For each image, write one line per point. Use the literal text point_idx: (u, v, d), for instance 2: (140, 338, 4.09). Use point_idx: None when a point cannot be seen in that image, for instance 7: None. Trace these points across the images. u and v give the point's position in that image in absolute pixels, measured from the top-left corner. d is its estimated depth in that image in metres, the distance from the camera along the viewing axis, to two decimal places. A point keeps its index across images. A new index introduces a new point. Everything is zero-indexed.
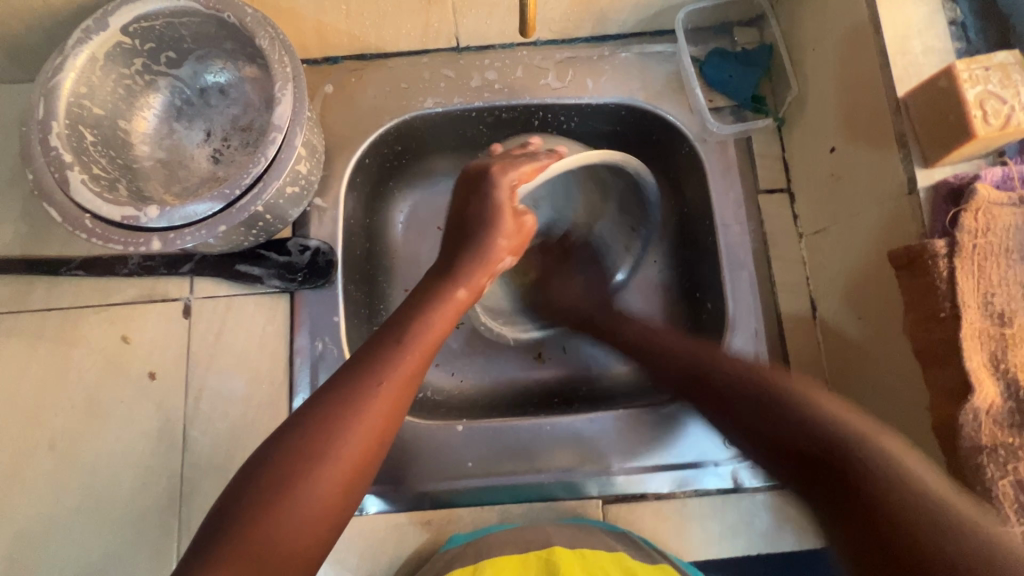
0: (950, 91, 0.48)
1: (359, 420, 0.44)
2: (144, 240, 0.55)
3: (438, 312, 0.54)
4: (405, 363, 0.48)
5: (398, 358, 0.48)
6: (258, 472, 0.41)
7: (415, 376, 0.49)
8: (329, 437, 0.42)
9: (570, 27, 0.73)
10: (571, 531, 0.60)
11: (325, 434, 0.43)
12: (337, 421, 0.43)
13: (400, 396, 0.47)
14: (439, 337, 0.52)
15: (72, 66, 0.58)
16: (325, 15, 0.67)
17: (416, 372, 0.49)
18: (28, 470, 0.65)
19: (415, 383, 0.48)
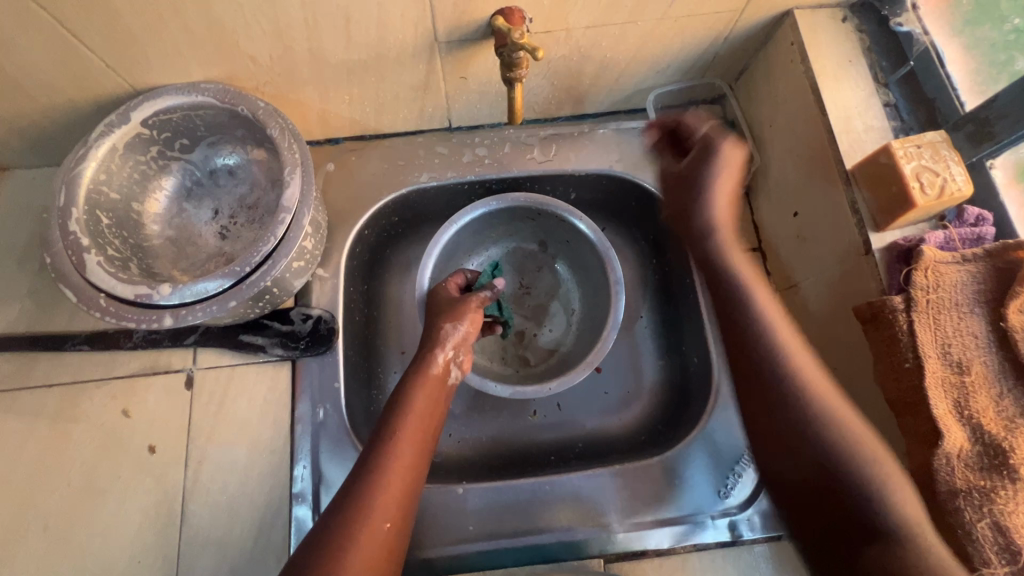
0: (889, 166, 0.55)
1: (370, 517, 0.50)
2: (157, 317, 0.58)
3: (422, 384, 0.61)
4: (403, 442, 0.56)
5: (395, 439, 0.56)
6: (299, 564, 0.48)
7: (417, 451, 0.56)
8: (347, 537, 0.49)
9: (551, 109, 0.80)
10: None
11: (343, 537, 0.49)
12: (352, 522, 0.50)
13: (410, 472, 0.55)
14: (430, 408, 0.60)
15: (93, 157, 0.63)
16: (329, 104, 0.72)
17: (417, 447, 0.57)
18: (19, 553, 0.64)
19: (418, 455, 0.56)
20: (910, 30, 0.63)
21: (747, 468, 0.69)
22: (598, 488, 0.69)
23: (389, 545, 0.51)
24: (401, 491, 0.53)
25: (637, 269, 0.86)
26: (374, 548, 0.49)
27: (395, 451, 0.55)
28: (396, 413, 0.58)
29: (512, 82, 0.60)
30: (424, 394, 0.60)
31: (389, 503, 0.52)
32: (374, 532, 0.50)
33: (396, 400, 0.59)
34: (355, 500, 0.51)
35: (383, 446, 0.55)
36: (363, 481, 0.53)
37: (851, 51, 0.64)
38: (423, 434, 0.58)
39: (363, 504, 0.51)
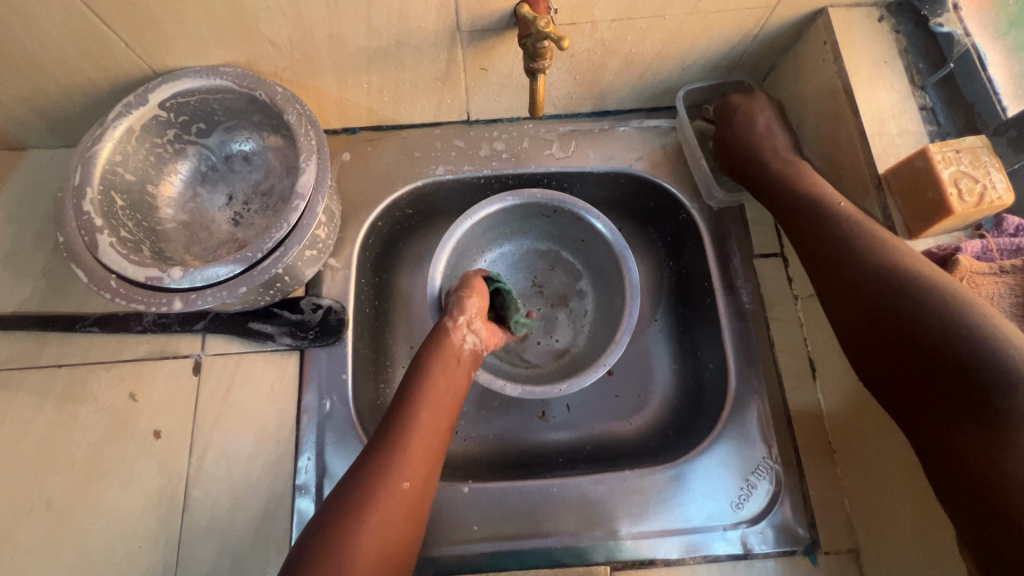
0: (925, 170, 0.52)
1: (387, 487, 0.51)
2: (166, 300, 0.57)
3: (443, 353, 0.61)
4: (426, 409, 0.57)
5: (419, 405, 0.57)
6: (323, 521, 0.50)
7: (439, 419, 0.57)
8: (367, 500, 0.50)
9: (572, 104, 0.78)
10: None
11: (366, 499, 0.50)
12: (372, 483, 0.51)
13: (432, 439, 0.56)
14: (451, 376, 0.60)
15: (110, 137, 0.62)
16: (347, 92, 0.72)
17: (439, 414, 0.58)
18: (21, 533, 0.64)
19: (440, 423, 0.57)
20: (951, 30, 0.60)
21: (761, 478, 0.67)
22: (607, 492, 0.67)
23: (409, 505, 0.52)
24: (424, 457, 0.55)
25: (653, 271, 0.84)
26: (393, 508, 0.51)
27: (417, 418, 0.56)
28: (418, 376, 0.59)
29: (534, 73, 0.58)
30: (440, 360, 0.60)
31: (408, 464, 0.53)
32: (393, 493, 0.51)
33: (414, 369, 0.60)
34: (376, 462, 0.53)
35: (404, 409, 0.56)
36: (383, 443, 0.54)
37: (887, 52, 0.62)
38: (445, 395, 0.58)
39: (382, 466, 0.52)
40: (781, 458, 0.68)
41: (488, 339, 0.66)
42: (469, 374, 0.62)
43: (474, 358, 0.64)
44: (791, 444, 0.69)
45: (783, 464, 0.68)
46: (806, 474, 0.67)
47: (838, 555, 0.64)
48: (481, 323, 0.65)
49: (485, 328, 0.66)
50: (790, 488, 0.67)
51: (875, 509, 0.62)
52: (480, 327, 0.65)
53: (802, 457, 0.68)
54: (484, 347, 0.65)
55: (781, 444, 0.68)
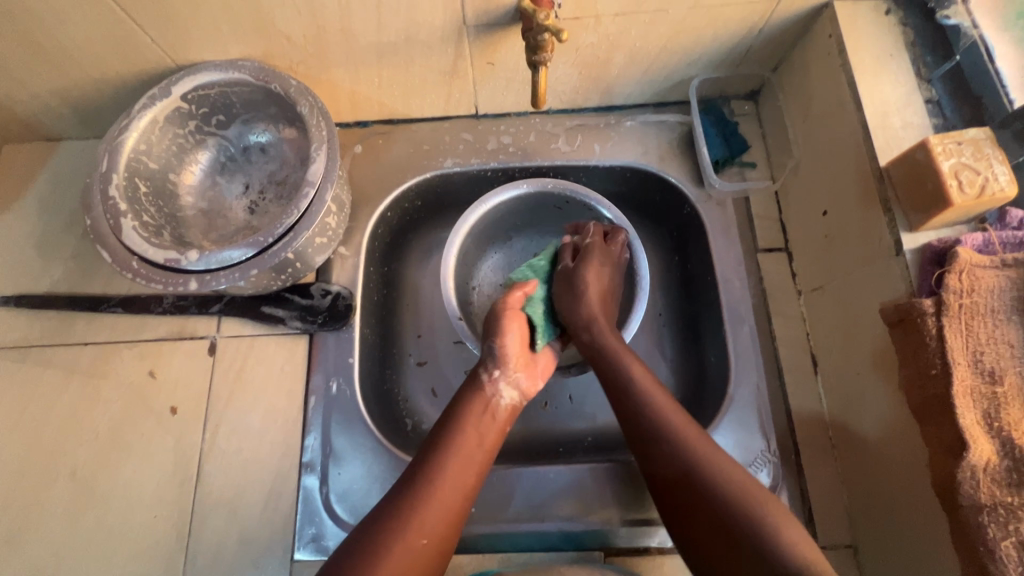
0: (926, 162, 0.52)
1: (405, 540, 0.50)
2: (183, 281, 0.61)
3: (476, 410, 0.60)
4: (451, 464, 0.56)
5: (444, 460, 0.56)
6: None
7: (466, 473, 0.56)
8: (380, 556, 0.49)
9: (578, 99, 0.80)
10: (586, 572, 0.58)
11: (380, 552, 0.49)
12: (388, 541, 0.50)
13: (456, 497, 0.55)
14: (483, 433, 0.59)
15: (135, 127, 0.66)
16: (359, 86, 0.74)
17: (466, 468, 0.56)
18: (46, 500, 0.68)
19: (467, 477, 0.56)
20: (958, 23, 0.60)
21: (760, 471, 0.67)
22: (602, 482, 0.68)
23: (426, 561, 0.51)
24: (446, 513, 0.53)
25: (658, 264, 0.84)
26: (408, 563, 0.50)
27: (443, 472, 0.55)
28: (450, 432, 0.58)
29: (537, 65, 0.59)
30: (477, 419, 0.59)
31: (428, 519, 0.52)
32: (410, 549, 0.50)
33: (449, 423, 0.59)
34: (398, 514, 0.52)
35: (432, 461, 0.56)
36: (402, 499, 0.53)
37: (893, 45, 0.62)
38: (476, 451, 0.58)
39: (403, 520, 0.51)
40: (779, 452, 0.68)
41: (529, 386, 0.64)
42: (506, 429, 0.61)
43: (513, 411, 0.62)
44: (790, 437, 0.69)
45: (781, 458, 0.68)
46: (803, 468, 0.67)
47: (834, 549, 0.64)
48: (519, 372, 0.62)
49: (525, 376, 0.63)
50: (788, 481, 0.67)
51: (872, 505, 0.61)
52: (517, 379, 0.62)
53: (801, 451, 0.68)
54: (524, 396, 0.63)
55: (780, 437, 0.69)
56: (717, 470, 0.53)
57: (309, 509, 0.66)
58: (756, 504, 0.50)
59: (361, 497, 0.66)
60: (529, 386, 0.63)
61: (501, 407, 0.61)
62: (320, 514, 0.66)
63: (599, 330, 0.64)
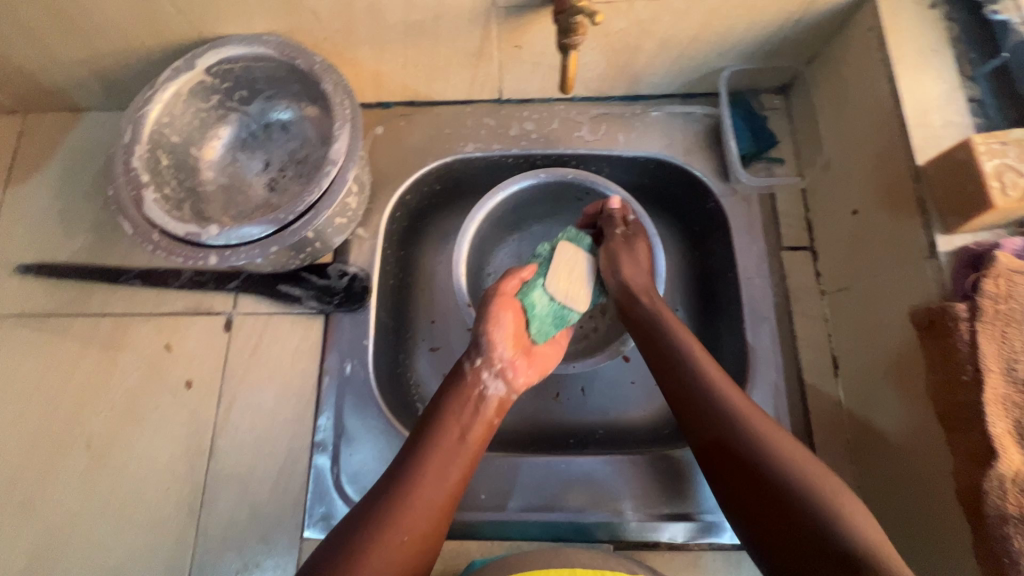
0: (967, 162, 0.50)
1: (386, 536, 0.50)
2: (202, 255, 0.61)
3: (457, 404, 0.60)
4: (433, 461, 0.55)
5: (424, 458, 0.55)
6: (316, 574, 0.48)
7: (449, 469, 0.55)
8: (361, 554, 0.49)
9: (604, 87, 0.78)
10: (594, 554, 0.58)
11: (361, 550, 0.49)
12: (367, 538, 0.50)
13: (438, 493, 0.54)
14: (465, 428, 0.58)
15: (159, 99, 0.66)
16: (383, 66, 0.73)
17: (448, 464, 0.56)
18: (62, 467, 0.69)
19: (450, 474, 0.55)
20: (1007, 18, 0.58)
21: None
22: (614, 473, 0.67)
23: (409, 560, 0.50)
24: (430, 508, 0.53)
25: (678, 258, 0.83)
26: (391, 561, 0.49)
27: (424, 469, 0.54)
28: (431, 427, 0.58)
29: (566, 49, 0.58)
30: (457, 413, 0.59)
31: (411, 516, 0.52)
32: (391, 546, 0.50)
33: (429, 419, 0.59)
34: (381, 510, 0.51)
35: (415, 456, 0.55)
36: (381, 497, 0.53)
37: (936, 40, 0.59)
38: (460, 447, 0.57)
39: (383, 515, 0.51)
40: None
41: (517, 379, 0.64)
42: (493, 422, 0.61)
43: (501, 405, 0.63)
44: (807, 439, 0.68)
45: None
46: None
47: None
48: (507, 360, 0.63)
49: (512, 367, 0.64)
50: None
51: (890, 511, 0.60)
52: (501, 368, 0.63)
53: (817, 453, 0.67)
54: (509, 389, 0.63)
55: (796, 437, 0.68)
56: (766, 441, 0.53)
57: (319, 488, 0.67)
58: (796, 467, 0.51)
59: (372, 479, 0.67)
60: (517, 378, 0.64)
61: (487, 398, 0.61)
62: (331, 494, 0.66)
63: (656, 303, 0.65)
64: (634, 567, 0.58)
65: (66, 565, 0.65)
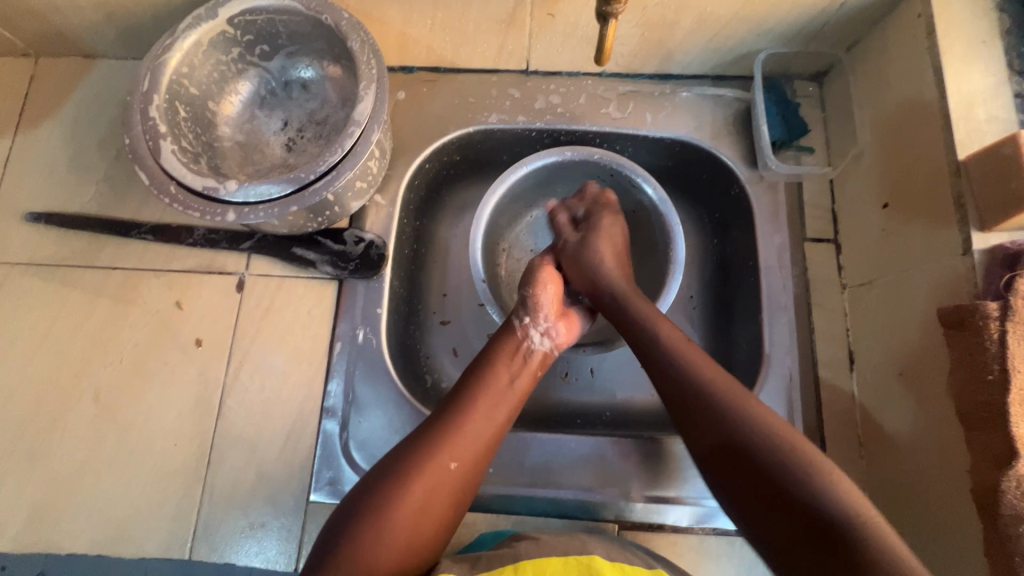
0: (1014, 158, 0.48)
1: (435, 459, 0.51)
2: (220, 211, 0.59)
3: (508, 348, 0.60)
4: (484, 394, 0.56)
5: (477, 393, 0.56)
6: (363, 491, 0.50)
7: (499, 406, 0.56)
8: (409, 475, 0.50)
9: (635, 63, 0.76)
10: (608, 545, 0.56)
11: (411, 472, 0.51)
12: (417, 463, 0.51)
13: (487, 427, 0.55)
14: (515, 369, 0.59)
15: (179, 47, 0.64)
16: (410, 26, 0.71)
17: (498, 400, 0.56)
18: (69, 418, 0.68)
19: (499, 410, 0.56)
20: None
21: None
22: (622, 456, 0.67)
23: (455, 486, 0.52)
24: (478, 440, 0.54)
25: (697, 244, 0.81)
26: (436, 484, 0.51)
27: (475, 404, 0.55)
28: (484, 365, 0.59)
29: (606, 17, 0.56)
30: (508, 353, 0.60)
31: (460, 443, 0.53)
32: (440, 469, 0.51)
33: (484, 354, 0.60)
34: (432, 434, 0.53)
35: (467, 390, 0.57)
36: (434, 424, 0.54)
37: (987, 31, 0.57)
38: (509, 388, 0.58)
39: (433, 441, 0.53)
40: None
41: (562, 340, 0.64)
42: (537, 375, 0.61)
43: (546, 360, 0.62)
44: (817, 431, 0.68)
45: None
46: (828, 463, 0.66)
47: None
48: (551, 321, 0.64)
49: (557, 327, 0.64)
50: None
51: (897, 506, 0.61)
52: (548, 327, 0.63)
53: (827, 446, 0.67)
54: (555, 349, 0.63)
55: (806, 429, 0.67)
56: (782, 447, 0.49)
57: (327, 453, 0.67)
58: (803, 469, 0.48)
59: (381, 447, 0.66)
60: (562, 339, 0.64)
61: (534, 351, 0.61)
62: (338, 459, 0.66)
63: (625, 295, 0.64)
64: (643, 553, 0.56)
65: (72, 515, 0.65)
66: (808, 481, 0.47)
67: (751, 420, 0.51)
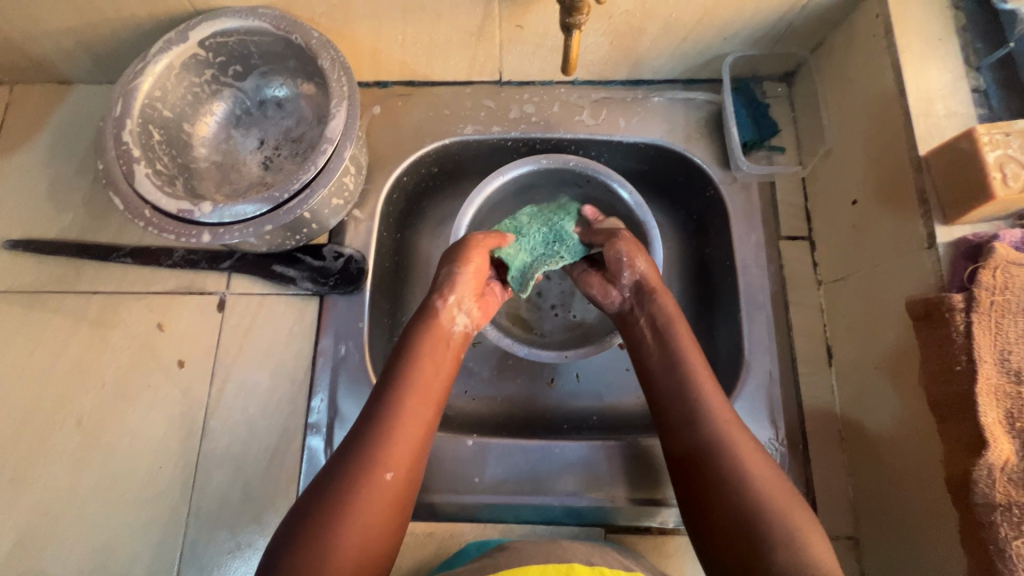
0: (971, 152, 0.49)
1: (370, 475, 0.51)
2: (195, 233, 0.59)
3: (426, 349, 0.59)
4: (407, 398, 0.55)
5: (399, 397, 0.55)
6: (298, 522, 0.49)
7: (425, 407, 0.56)
8: (346, 495, 0.49)
9: (606, 71, 0.77)
10: (587, 549, 0.56)
11: (347, 493, 0.50)
12: (353, 479, 0.50)
13: (416, 429, 0.54)
14: (436, 367, 0.58)
15: (150, 72, 0.64)
16: (382, 43, 0.72)
17: (423, 403, 0.56)
18: (52, 445, 0.68)
19: (426, 412, 0.56)
20: (1015, 8, 0.57)
21: None
22: (606, 460, 0.68)
23: (393, 496, 0.51)
24: (410, 444, 0.54)
25: (675, 246, 0.82)
26: (377, 497, 0.50)
27: (400, 411, 0.54)
28: (404, 366, 0.57)
29: (570, 28, 0.57)
30: (427, 351, 0.59)
31: (392, 452, 0.52)
32: (375, 484, 0.50)
33: (401, 352, 0.59)
34: (359, 450, 0.52)
35: (388, 398, 0.55)
36: (360, 436, 0.53)
37: (943, 29, 0.59)
38: (433, 385, 0.57)
39: (363, 456, 0.51)
40: (786, 440, 0.67)
41: (479, 317, 0.64)
42: (460, 356, 0.62)
43: (465, 340, 0.63)
44: (799, 427, 0.68)
45: (788, 446, 0.67)
46: (811, 458, 0.67)
47: (835, 539, 0.64)
48: (472, 300, 0.63)
49: (476, 306, 0.64)
50: (794, 469, 0.67)
51: (877, 499, 0.61)
52: (470, 307, 0.63)
53: (809, 441, 0.68)
54: (473, 325, 0.64)
55: (788, 426, 0.68)
56: (739, 460, 0.52)
57: (313, 470, 0.67)
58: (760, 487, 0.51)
59: None
60: (479, 315, 0.64)
61: (454, 332, 0.62)
62: None
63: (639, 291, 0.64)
64: (624, 555, 0.57)
65: (57, 543, 0.65)
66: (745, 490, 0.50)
67: (728, 442, 0.54)
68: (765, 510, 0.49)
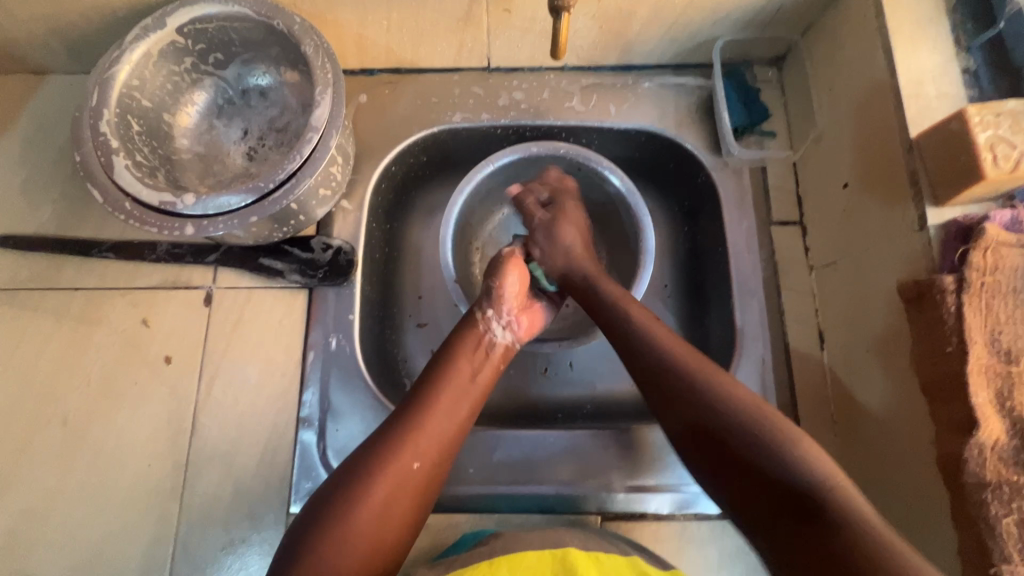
0: (962, 133, 0.49)
1: (398, 460, 0.51)
2: (179, 226, 0.58)
3: (467, 351, 0.60)
4: (441, 396, 0.56)
5: (435, 393, 0.56)
6: (324, 496, 0.50)
7: (459, 407, 0.56)
8: (371, 477, 0.50)
9: (596, 56, 0.76)
10: (585, 537, 0.56)
11: (372, 475, 0.50)
12: (380, 463, 0.51)
13: (447, 426, 0.55)
14: (474, 369, 0.59)
15: (127, 60, 0.62)
16: (366, 28, 0.70)
17: (457, 401, 0.57)
18: (38, 445, 0.67)
19: (460, 412, 0.56)
20: None
21: None
22: (600, 448, 0.68)
23: (417, 487, 0.52)
24: (441, 440, 0.54)
25: (667, 233, 0.82)
26: (401, 485, 0.51)
27: (433, 404, 0.55)
28: (444, 363, 0.59)
29: (559, 10, 0.56)
30: (465, 355, 0.60)
31: (422, 442, 0.53)
32: (403, 469, 0.51)
33: (441, 352, 0.61)
34: (391, 437, 0.53)
35: (426, 392, 0.56)
36: (396, 423, 0.54)
37: (934, 9, 0.58)
38: (470, 385, 0.58)
39: (395, 442, 0.52)
40: None
41: (523, 331, 0.65)
42: (500, 368, 0.62)
43: (507, 353, 0.63)
44: (791, 411, 0.69)
45: None
46: None
47: None
48: (513, 315, 0.64)
49: (518, 321, 0.65)
50: None
51: (870, 481, 0.62)
52: (510, 320, 0.64)
53: (802, 426, 0.68)
54: (517, 341, 0.64)
55: (781, 410, 0.68)
56: (728, 398, 0.51)
57: (305, 464, 0.66)
58: (768, 429, 0.49)
59: None
60: (522, 331, 0.65)
61: (495, 345, 0.62)
62: (317, 469, 0.66)
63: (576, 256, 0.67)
64: (619, 542, 0.57)
65: (45, 544, 0.64)
66: (758, 438, 0.48)
67: (705, 385, 0.53)
68: (785, 455, 0.47)
